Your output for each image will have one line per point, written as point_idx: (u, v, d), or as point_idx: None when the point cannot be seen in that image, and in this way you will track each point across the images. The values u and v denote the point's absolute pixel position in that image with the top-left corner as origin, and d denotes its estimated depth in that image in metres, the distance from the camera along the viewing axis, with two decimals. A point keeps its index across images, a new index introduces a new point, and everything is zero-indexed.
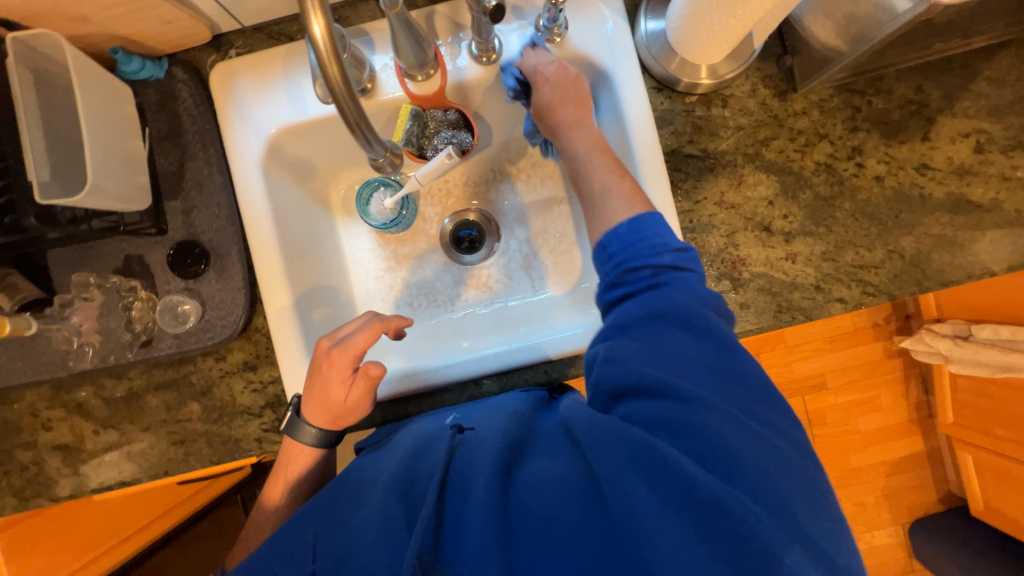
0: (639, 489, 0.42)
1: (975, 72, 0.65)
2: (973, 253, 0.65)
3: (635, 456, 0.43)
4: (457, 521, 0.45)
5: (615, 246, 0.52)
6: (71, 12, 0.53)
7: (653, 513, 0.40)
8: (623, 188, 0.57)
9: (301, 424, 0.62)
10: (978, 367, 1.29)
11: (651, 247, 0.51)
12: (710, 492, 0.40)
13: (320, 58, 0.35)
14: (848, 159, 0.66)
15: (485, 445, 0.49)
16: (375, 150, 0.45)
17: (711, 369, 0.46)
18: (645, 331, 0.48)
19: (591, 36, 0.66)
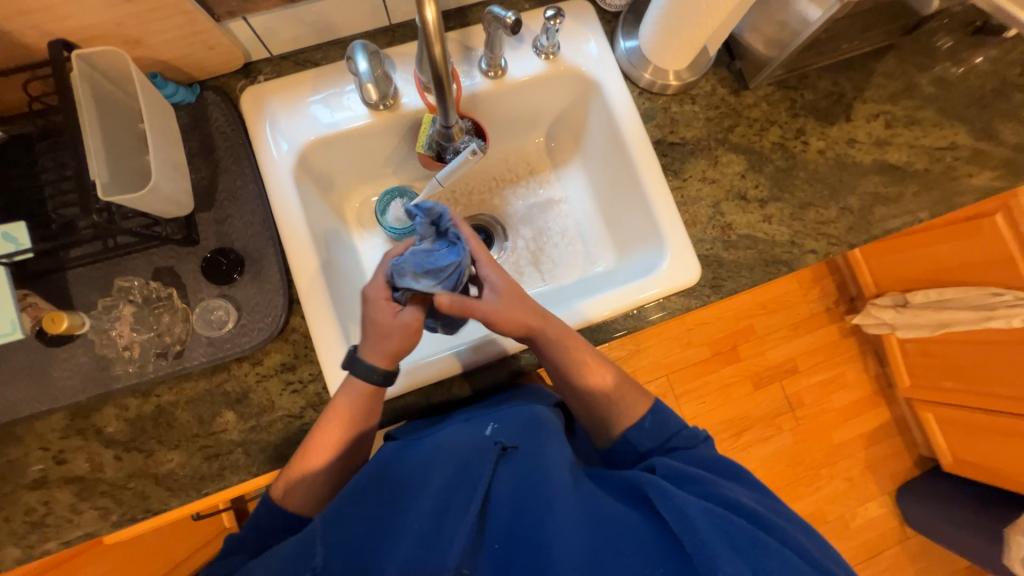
0: (723, 552, 0.49)
1: (872, 69, 0.84)
2: (903, 204, 0.81)
3: (718, 523, 0.51)
4: (526, 548, 0.51)
5: (645, 442, 0.67)
6: (128, 35, 0.57)
7: (727, 559, 0.49)
8: (620, 389, 0.69)
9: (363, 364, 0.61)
10: (920, 328, 1.47)
11: (684, 442, 0.66)
12: (763, 545, 0.50)
13: (427, 42, 0.43)
14: (795, 139, 0.81)
15: (550, 475, 0.56)
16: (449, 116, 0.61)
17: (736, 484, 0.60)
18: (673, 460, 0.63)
19: (580, 53, 0.79)
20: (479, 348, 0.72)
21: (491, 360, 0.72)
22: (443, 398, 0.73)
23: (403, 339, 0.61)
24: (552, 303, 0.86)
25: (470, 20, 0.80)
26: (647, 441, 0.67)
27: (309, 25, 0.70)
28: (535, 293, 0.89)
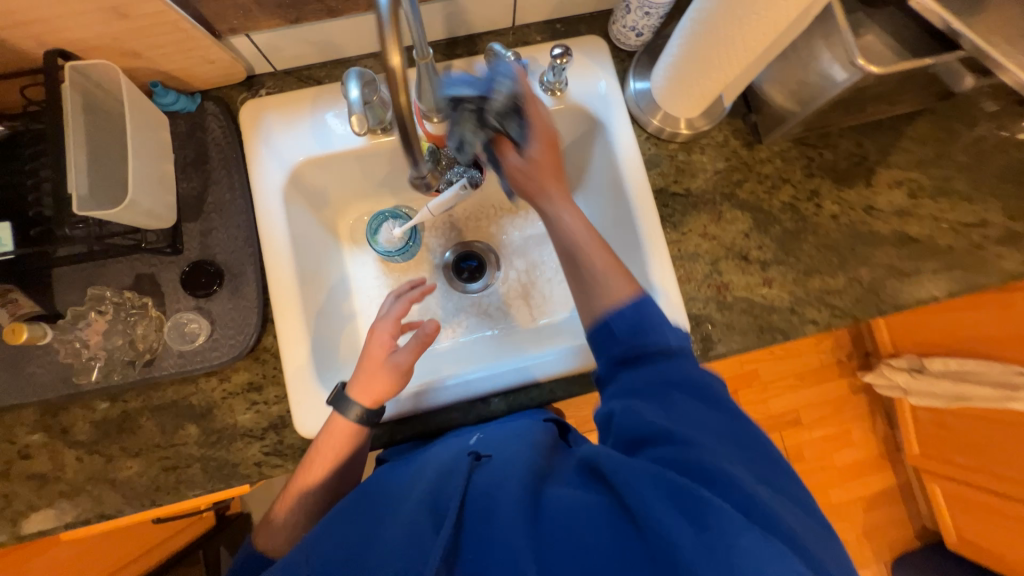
0: (679, 525, 0.41)
1: (901, 132, 0.79)
2: (919, 280, 0.75)
3: (674, 493, 0.42)
4: (486, 548, 0.45)
5: (620, 328, 0.54)
6: (126, 48, 0.58)
7: (688, 544, 0.40)
8: (609, 262, 0.59)
9: (347, 401, 0.62)
10: (935, 398, 1.39)
11: (657, 344, 0.53)
12: (737, 520, 0.40)
13: (393, 88, 0.42)
14: (808, 200, 0.76)
15: (512, 470, 0.50)
16: (417, 160, 0.55)
17: (726, 432, 0.49)
18: (652, 391, 0.51)
19: (588, 90, 0.76)
20: (447, 389, 0.71)
21: (461, 402, 0.71)
22: (409, 433, 0.72)
23: (392, 379, 0.63)
24: (534, 340, 0.85)
25: (479, 49, 0.78)
26: (620, 334, 0.54)
27: (313, 44, 0.70)
28: (519, 328, 0.88)
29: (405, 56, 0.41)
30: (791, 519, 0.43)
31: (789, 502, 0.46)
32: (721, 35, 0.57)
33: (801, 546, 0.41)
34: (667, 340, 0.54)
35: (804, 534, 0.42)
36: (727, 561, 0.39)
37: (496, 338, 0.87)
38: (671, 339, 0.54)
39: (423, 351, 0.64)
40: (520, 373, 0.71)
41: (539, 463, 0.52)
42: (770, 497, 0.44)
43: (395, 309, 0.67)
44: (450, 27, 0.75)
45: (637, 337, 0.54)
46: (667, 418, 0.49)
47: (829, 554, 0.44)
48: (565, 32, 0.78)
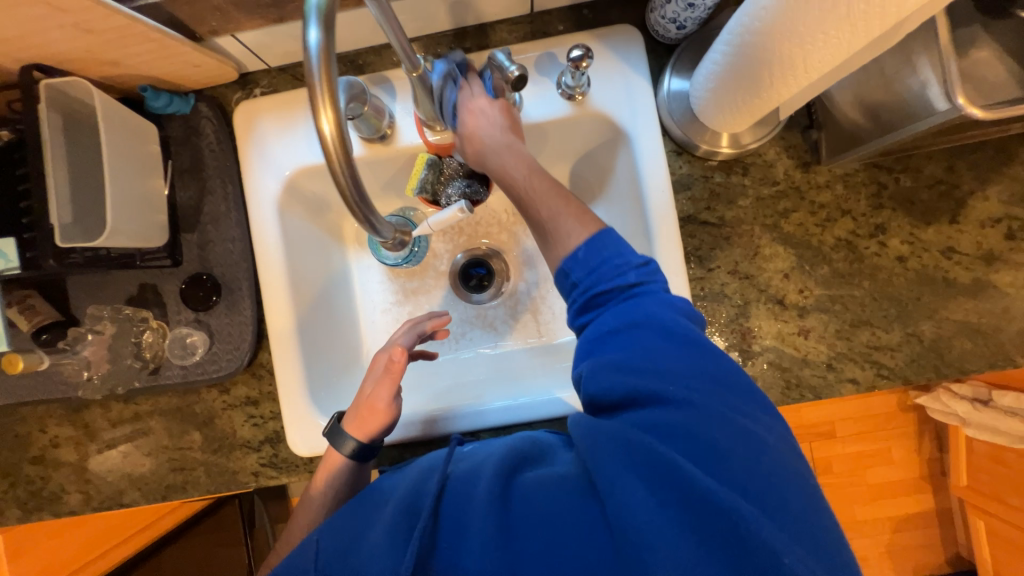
0: (638, 493, 0.40)
1: (1011, 154, 0.63)
2: (999, 342, 0.63)
3: (635, 458, 0.41)
4: (457, 533, 0.44)
5: (577, 273, 0.51)
6: (103, 58, 0.54)
7: (648, 511, 0.39)
8: (572, 209, 0.54)
9: (343, 435, 0.63)
10: (996, 434, 1.24)
11: (615, 268, 0.50)
12: (702, 486, 0.39)
13: (327, 158, 0.34)
14: (869, 237, 0.64)
15: (486, 464, 0.48)
16: (379, 232, 0.42)
17: (701, 375, 0.46)
18: (620, 342, 0.48)
19: (613, 95, 0.65)
20: (443, 422, 0.70)
21: (453, 433, 0.70)
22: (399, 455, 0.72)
23: (377, 416, 0.63)
24: (538, 364, 0.79)
25: (490, 41, 0.68)
26: (573, 274, 0.51)
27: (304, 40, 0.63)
28: (524, 348, 0.82)
29: (341, 122, 0.34)
30: (758, 464, 0.42)
31: (765, 439, 0.44)
32: (775, 48, 0.45)
33: (766, 494, 0.40)
34: (624, 277, 0.50)
35: (774, 483, 0.41)
36: (689, 530, 0.38)
37: (500, 356, 0.82)
38: (633, 256, 0.51)
39: (394, 381, 0.62)
40: (516, 411, 0.69)
41: (512, 455, 0.50)
42: (743, 446, 0.42)
43: (405, 340, 0.67)
44: (457, 16, 0.65)
45: (597, 271, 0.51)
46: (640, 376, 0.45)
47: (806, 490, 0.43)
48: (592, 18, 0.67)
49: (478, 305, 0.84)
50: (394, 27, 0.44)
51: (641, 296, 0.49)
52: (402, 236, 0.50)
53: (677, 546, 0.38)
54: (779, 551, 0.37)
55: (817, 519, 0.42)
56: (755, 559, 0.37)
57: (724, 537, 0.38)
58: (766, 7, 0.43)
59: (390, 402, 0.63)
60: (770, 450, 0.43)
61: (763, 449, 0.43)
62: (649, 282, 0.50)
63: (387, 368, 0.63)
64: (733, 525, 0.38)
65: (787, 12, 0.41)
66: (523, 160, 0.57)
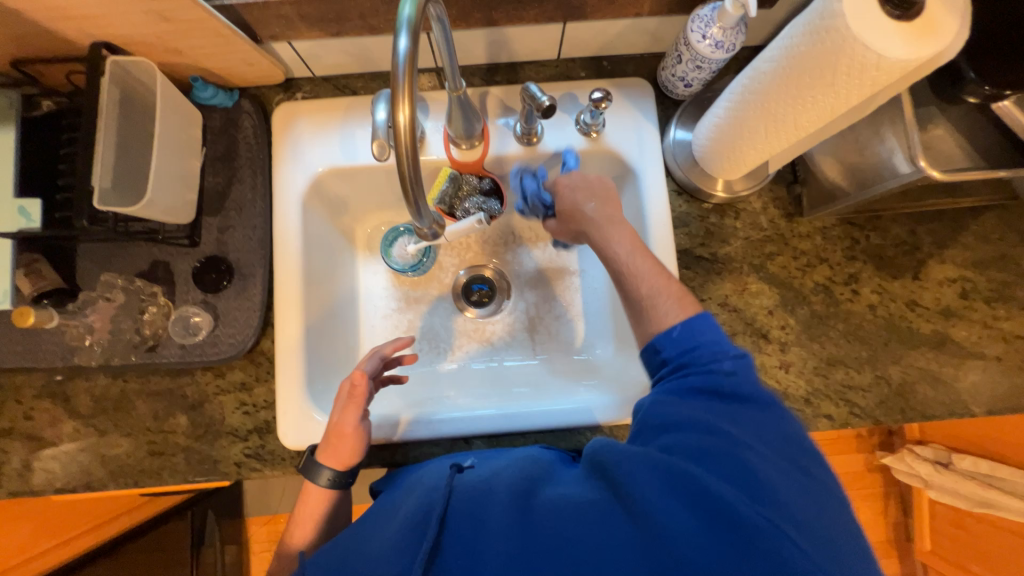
0: (677, 513, 0.41)
1: (963, 225, 0.72)
2: (957, 390, 0.69)
3: (684, 485, 0.42)
4: (468, 550, 0.44)
5: (669, 352, 0.50)
6: (169, 46, 0.59)
7: (688, 532, 0.40)
8: (671, 289, 0.54)
9: (317, 466, 0.62)
10: (957, 497, 1.28)
11: (711, 354, 0.48)
12: (747, 519, 0.40)
13: (397, 147, 0.39)
14: (844, 284, 0.71)
15: (502, 478, 0.50)
16: (421, 220, 0.46)
17: (761, 422, 0.46)
18: (682, 386, 0.48)
19: (625, 136, 0.73)
20: (433, 424, 0.70)
21: (442, 438, 0.70)
22: (388, 459, 0.71)
23: (353, 445, 0.62)
24: (532, 381, 0.81)
25: (518, 78, 0.76)
26: (665, 351, 0.50)
27: (352, 55, 0.69)
28: (518, 365, 0.84)
29: (414, 115, 0.38)
30: (808, 511, 0.42)
31: (818, 490, 0.44)
32: (773, 107, 0.52)
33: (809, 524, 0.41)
34: (721, 364, 0.48)
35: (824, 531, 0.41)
36: (730, 561, 0.39)
37: (493, 370, 0.83)
38: (730, 345, 0.49)
39: (359, 405, 0.61)
40: (508, 420, 0.70)
41: (526, 475, 0.50)
42: (798, 493, 0.42)
43: (368, 366, 0.66)
44: (492, 53, 0.73)
45: (687, 342, 0.50)
46: (706, 414, 0.46)
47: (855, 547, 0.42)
48: (610, 69, 0.76)
49: (478, 319, 0.86)
50: (449, 51, 0.50)
51: (740, 370, 0.47)
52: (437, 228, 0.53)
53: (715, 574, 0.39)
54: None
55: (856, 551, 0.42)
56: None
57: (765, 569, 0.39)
58: (767, 71, 0.51)
59: (358, 424, 0.62)
60: (821, 500, 0.43)
61: (804, 483, 0.43)
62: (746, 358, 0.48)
63: (351, 393, 0.61)
64: (771, 549, 0.39)
65: (786, 76, 0.48)
66: (625, 237, 0.59)
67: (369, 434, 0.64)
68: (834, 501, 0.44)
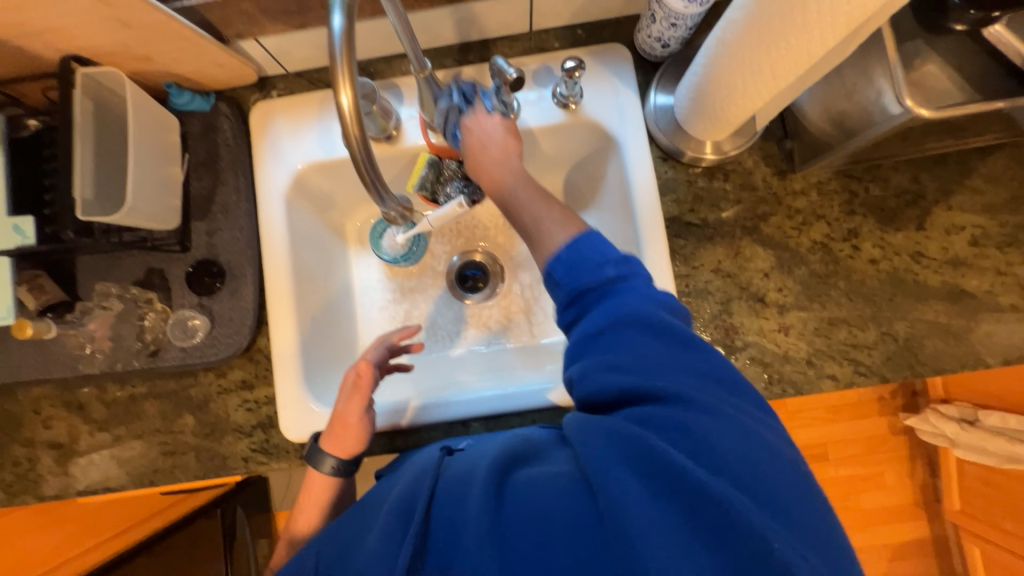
0: (631, 483, 0.40)
1: (970, 168, 0.68)
2: (970, 341, 0.66)
3: (629, 452, 0.42)
4: (450, 533, 0.45)
5: (559, 273, 0.51)
6: (136, 52, 0.60)
7: (642, 502, 0.39)
8: (555, 215, 0.56)
9: (321, 453, 0.63)
10: (985, 455, 1.24)
11: (594, 264, 0.50)
12: (690, 478, 0.39)
13: (344, 130, 0.40)
14: (843, 240, 0.68)
15: (485, 459, 0.49)
16: (386, 204, 0.48)
17: (686, 367, 0.46)
18: (607, 341, 0.47)
19: (604, 105, 0.71)
20: (432, 410, 0.70)
21: (442, 422, 0.71)
22: (391, 446, 0.73)
23: (354, 435, 0.63)
24: (530, 362, 0.81)
25: (492, 55, 0.74)
26: (555, 273, 0.51)
27: (321, 46, 0.69)
28: (515, 347, 0.84)
29: (357, 97, 0.39)
30: (748, 455, 0.41)
31: (754, 428, 0.44)
32: (747, 57, 0.50)
33: (760, 488, 0.40)
34: (603, 273, 0.49)
35: (767, 477, 0.41)
36: (683, 526, 0.38)
37: (491, 354, 0.83)
38: (613, 253, 0.51)
39: (363, 395, 0.63)
40: (505, 402, 0.70)
41: (509, 451, 0.50)
42: (747, 449, 0.42)
43: (374, 356, 0.67)
44: (462, 31, 0.72)
45: (576, 263, 0.50)
46: (627, 375, 0.46)
47: (802, 488, 0.42)
48: (586, 37, 0.74)
49: (475, 305, 0.86)
50: (409, 35, 0.50)
51: (626, 290, 0.48)
52: (405, 213, 0.54)
53: (669, 539, 0.38)
54: (772, 541, 0.37)
55: (814, 514, 0.41)
56: (748, 549, 0.37)
57: (714, 526, 0.38)
58: (737, 20, 0.48)
59: (361, 416, 0.63)
60: (760, 439, 0.43)
61: (759, 444, 0.42)
62: (630, 275, 0.50)
63: (355, 384, 0.63)
64: (725, 514, 0.38)
65: (755, 22, 0.46)
66: (515, 172, 0.60)
67: (372, 424, 0.65)
68: (789, 464, 0.43)
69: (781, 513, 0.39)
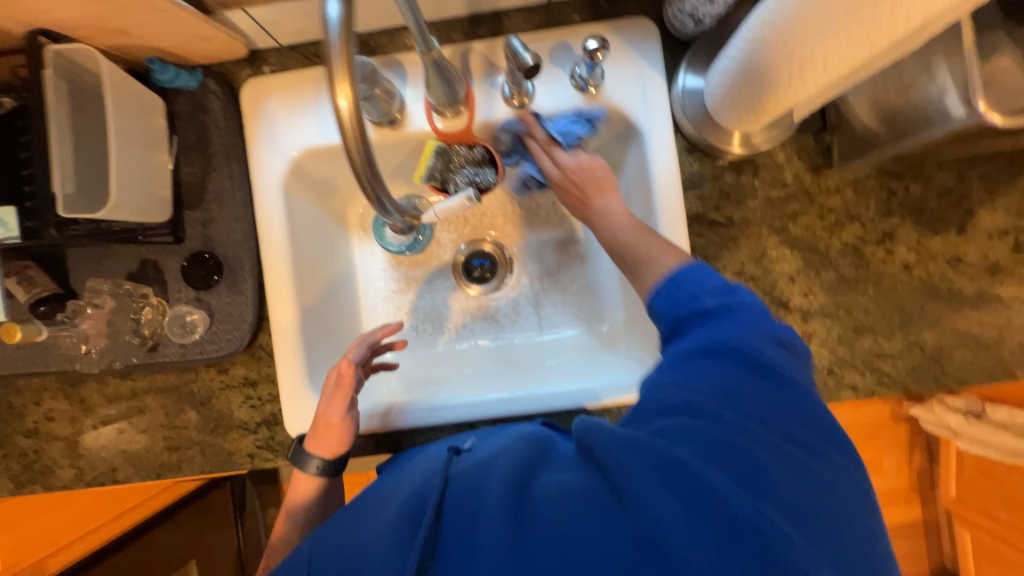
0: (667, 503, 0.37)
1: (1022, 167, 0.62)
2: (999, 354, 0.63)
3: (664, 469, 0.38)
4: (466, 540, 0.42)
5: (661, 306, 0.50)
6: (111, 26, 0.54)
7: (676, 523, 0.36)
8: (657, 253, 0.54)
9: (306, 456, 0.62)
10: (989, 447, 1.23)
11: (690, 295, 0.48)
12: (736, 507, 0.36)
13: (343, 137, 0.36)
14: (877, 243, 0.64)
15: (501, 463, 0.47)
16: (389, 215, 0.45)
17: (762, 397, 0.42)
18: (692, 366, 0.44)
19: (626, 89, 0.64)
20: (437, 411, 0.69)
21: (447, 423, 0.70)
22: (395, 444, 0.72)
23: (339, 433, 0.62)
24: (538, 359, 0.78)
25: (504, 29, 0.68)
26: (656, 306, 0.50)
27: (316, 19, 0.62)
28: (524, 339, 0.81)
29: (356, 98, 0.35)
30: (796, 484, 0.38)
31: (816, 469, 0.40)
32: (797, 48, 0.44)
33: (806, 519, 0.37)
34: (701, 303, 0.48)
35: (818, 517, 0.38)
36: (720, 546, 0.35)
37: (500, 349, 0.81)
38: (712, 283, 0.49)
39: (346, 395, 0.61)
40: (513, 403, 0.68)
41: (523, 457, 0.47)
42: (795, 479, 0.39)
43: (356, 354, 0.64)
44: (471, 1, 0.65)
45: (674, 296, 0.49)
46: (694, 392, 0.42)
47: (854, 524, 0.39)
48: (609, 10, 0.66)
49: (481, 295, 0.83)
50: (413, 10, 0.44)
51: (729, 319, 0.46)
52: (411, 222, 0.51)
53: (705, 561, 0.35)
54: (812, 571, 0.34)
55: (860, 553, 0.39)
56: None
57: (755, 557, 0.35)
58: (791, 3, 0.42)
59: (343, 416, 0.61)
60: (815, 472, 0.40)
61: (810, 476, 0.39)
62: (732, 308, 0.47)
63: (338, 382, 0.62)
64: (768, 543, 0.35)
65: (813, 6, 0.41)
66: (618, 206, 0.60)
67: (356, 424, 0.64)
68: (840, 500, 0.40)
69: (820, 540, 0.37)
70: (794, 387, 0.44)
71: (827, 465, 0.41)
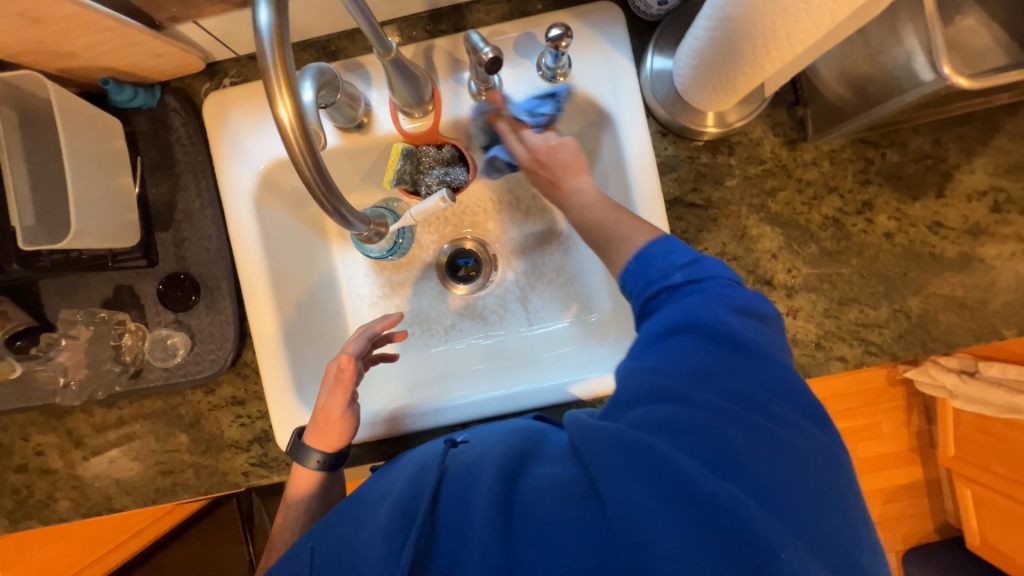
0: (638, 490, 0.37)
1: (997, 125, 0.62)
2: (985, 315, 0.63)
3: (636, 456, 0.38)
4: (455, 536, 0.42)
5: (631, 285, 0.49)
6: (58, 49, 0.52)
7: (647, 510, 0.36)
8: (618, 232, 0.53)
9: (306, 448, 0.61)
10: (983, 405, 1.24)
11: (658, 271, 0.47)
12: (708, 489, 0.36)
13: (290, 148, 0.35)
14: (857, 214, 0.64)
15: (489, 455, 0.47)
16: (352, 225, 0.44)
17: (734, 375, 0.41)
18: (662, 348, 0.43)
19: (594, 76, 0.63)
20: (432, 415, 0.69)
21: (443, 426, 0.69)
22: (391, 451, 0.72)
23: (341, 427, 0.61)
24: (529, 355, 0.78)
25: (466, 22, 0.66)
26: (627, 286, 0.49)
27: None
28: (513, 335, 0.80)
29: (298, 107, 0.34)
30: (771, 462, 0.38)
31: (793, 445, 0.39)
32: (756, 23, 0.44)
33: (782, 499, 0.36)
34: (670, 279, 0.46)
35: (794, 486, 0.37)
36: (691, 530, 0.35)
37: (492, 346, 0.80)
38: (681, 257, 0.47)
39: (347, 390, 0.60)
40: (506, 401, 0.68)
41: (511, 449, 0.47)
42: (771, 458, 0.38)
43: (355, 347, 0.63)
44: None
45: (642, 273, 0.48)
46: (664, 376, 0.42)
47: (835, 502, 0.39)
48: None
49: (468, 294, 0.82)
50: (364, 12, 0.43)
51: (692, 295, 0.45)
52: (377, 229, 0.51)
53: (677, 545, 0.35)
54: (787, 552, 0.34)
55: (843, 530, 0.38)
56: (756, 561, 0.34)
57: (726, 540, 0.34)
58: None
59: (345, 409, 0.61)
60: (792, 449, 0.39)
61: (788, 453, 0.38)
62: (701, 279, 0.46)
63: (338, 377, 0.60)
64: (736, 525, 0.34)
65: None
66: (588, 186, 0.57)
67: (357, 418, 0.63)
68: (819, 476, 0.39)
69: (796, 518, 0.36)
70: (768, 361, 0.43)
71: (805, 441, 0.40)
